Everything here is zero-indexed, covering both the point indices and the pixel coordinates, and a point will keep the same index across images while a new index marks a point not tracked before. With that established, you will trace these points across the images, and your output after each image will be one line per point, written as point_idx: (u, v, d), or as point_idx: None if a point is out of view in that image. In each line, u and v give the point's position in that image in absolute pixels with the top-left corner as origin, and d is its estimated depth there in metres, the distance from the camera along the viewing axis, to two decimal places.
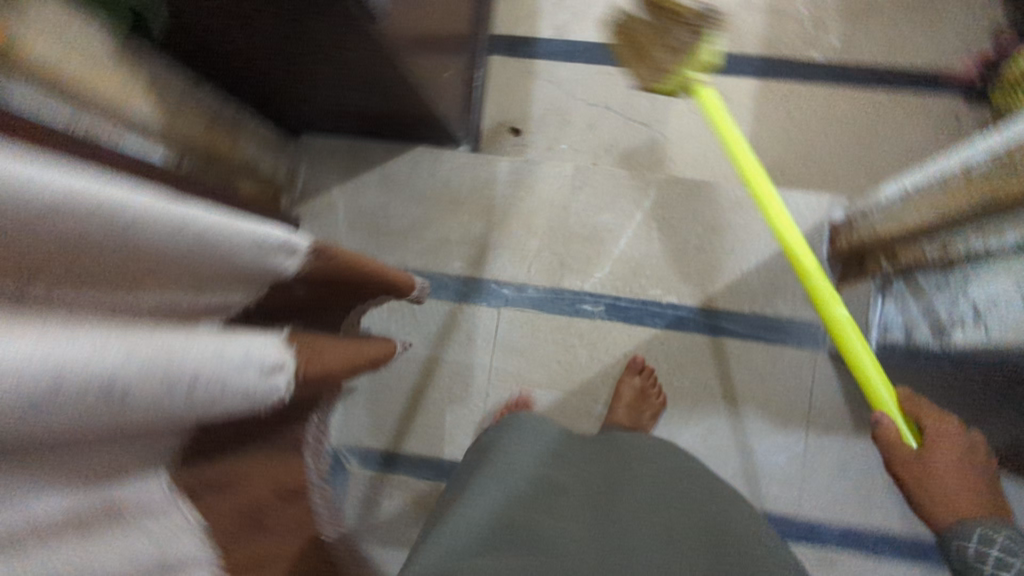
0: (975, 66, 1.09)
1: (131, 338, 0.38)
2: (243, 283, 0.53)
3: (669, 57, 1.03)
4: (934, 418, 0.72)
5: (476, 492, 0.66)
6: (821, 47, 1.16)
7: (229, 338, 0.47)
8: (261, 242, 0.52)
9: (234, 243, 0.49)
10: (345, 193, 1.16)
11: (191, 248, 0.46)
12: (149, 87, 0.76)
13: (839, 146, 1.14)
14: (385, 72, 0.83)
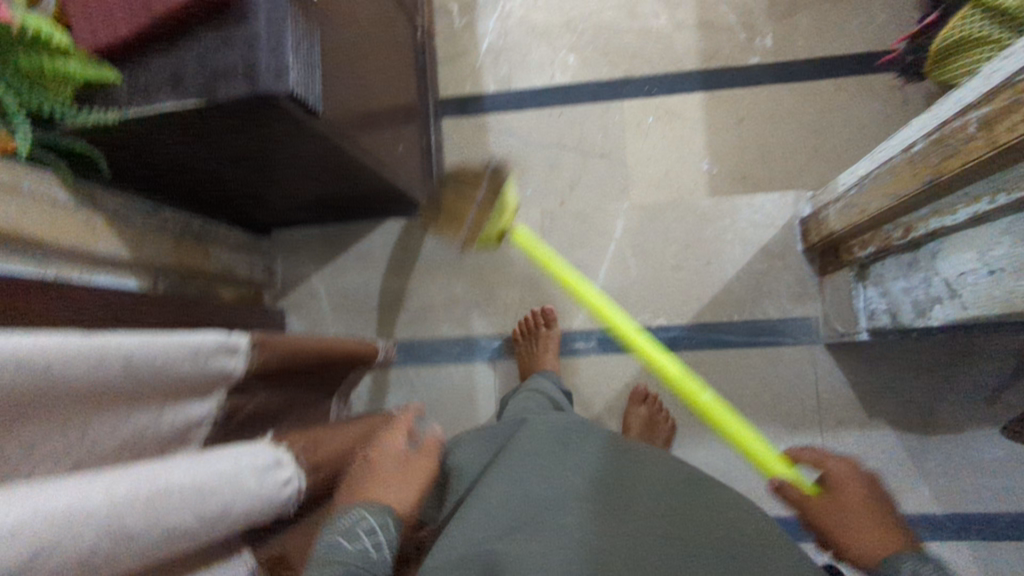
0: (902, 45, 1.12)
1: (128, 476, 0.45)
2: (205, 392, 0.60)
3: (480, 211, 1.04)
4: (834, 459, 0.70)
5: (493, 485, 0.70)
6: (757, 50, 1.19)
7: (212, 456, 0.54)
8: (212, 355, 0.59)
9: (194, 364, 0.57)
10: (324, 279, 1.18)
11: (158, 375, 0.53)
12: (111, 222, 0.80)
13: (793, 141, 1.16)
14: (338, 156, 0.86)
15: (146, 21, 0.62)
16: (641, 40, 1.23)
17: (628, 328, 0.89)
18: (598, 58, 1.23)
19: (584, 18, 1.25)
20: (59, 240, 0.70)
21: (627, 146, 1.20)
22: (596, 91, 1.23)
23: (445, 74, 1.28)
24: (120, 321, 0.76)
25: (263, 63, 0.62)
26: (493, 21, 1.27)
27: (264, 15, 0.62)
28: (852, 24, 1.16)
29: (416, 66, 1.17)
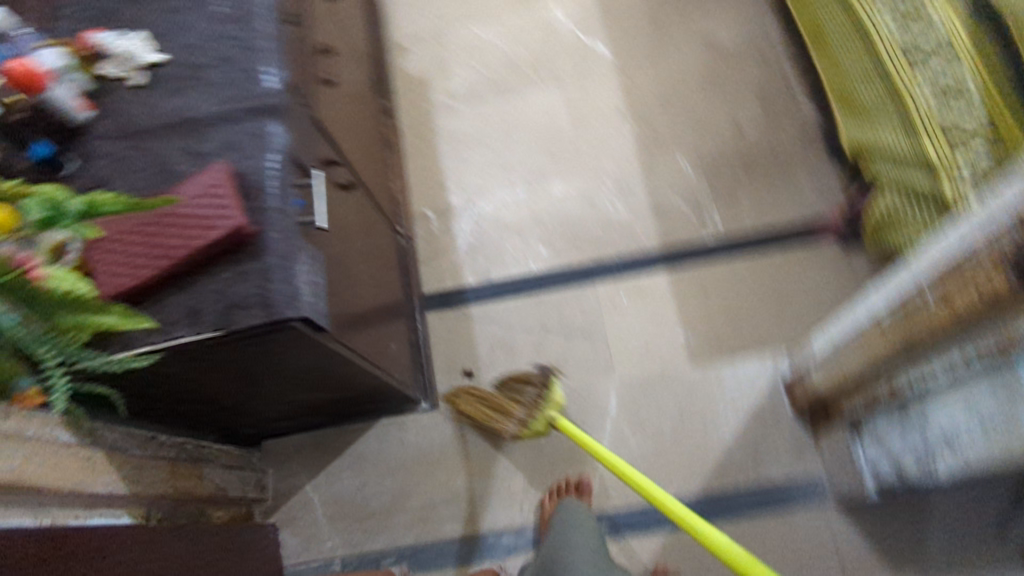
0: (837, 218, 1.27)
1: None
2: None
3: (530, 400, 1.07)
4: None
5: None
6: (709, 228, 1.32)
7: None
8: None
9: None
10: (318, 488, 1.14)
11: None
12: (110, 457, 0.79)
13: (758, 305, 1.25)
14: (339, 362, 0.88)
15: (168, 265, 0.66)
16: (604, 227, 1.36)
17: (656, 488, 0.90)
18: (569, 247, 1.35)
19: (551, 213, 1.38)
20: (61, 483, 0.69)
21: (607, 323, 1.27)
22: (570, 276, 1.33)
23: (427, 272, 1.36)
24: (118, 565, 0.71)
25: (278, 293, 0.67)
26: (467, 222, 1.40)
27: (277, 249, 0.68)
28: (786, 200, 1.33)
29: (401, 267, 1.26)
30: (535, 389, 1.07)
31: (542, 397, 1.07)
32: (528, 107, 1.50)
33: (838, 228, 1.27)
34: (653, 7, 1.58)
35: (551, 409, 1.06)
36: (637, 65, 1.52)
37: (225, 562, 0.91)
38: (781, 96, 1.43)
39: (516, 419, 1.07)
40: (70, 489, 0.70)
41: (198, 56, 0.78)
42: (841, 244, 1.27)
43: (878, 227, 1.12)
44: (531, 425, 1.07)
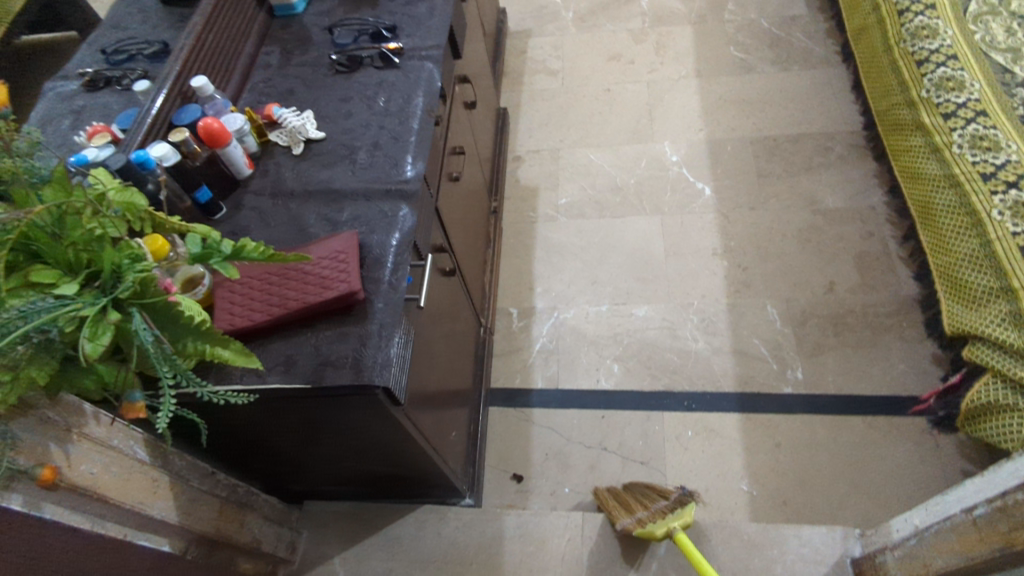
0: (931, 399, 1.20)
1: None
2: None
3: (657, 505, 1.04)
4: None
5: None
6: (789, 380, 1.29)
7: None
8: None
9: None
10: (346, 562, 1.12)
11: None
12: (172, 484, 0.80)
13: (832, 470, 1.18)
14: (402, 439, 0.89)
15: (282, 314, 0.72)
16: (681, 359, 1.36)
17: None
18: (642, 371, 1.35)
19: (629, 336, 1.41)
20: (124, 498, 0.70)
21: (668, 457, 1.24)
22: (638, 399, 1.32)
23: (500, 367, 1.41)
24: None
25: (370, 359, 0.70)
26: (546, 328, 1.45)
27: (379, 320, 0.73)
28: (877, 370, 1.28)
29: (476, 357, 1.29)
30: (668, 499, 1.04)
31: (670, 508, 1.03)
32: (625, 230, 1.59)
33: (930, 410, 1.20)
34: (762, 161, 1.64)
35: (673, 522, 1.01)
36: (738, 211, 1.56)
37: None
38: (879, 263, 1.42)
39: (636, 516, 1.04)
40: (129, 507, 0.71)
41: (354, 141, 0.91)
42: (932, 424, 1.18)
43: (972, 414, 1.01)
44: (645, 526, 1.02)
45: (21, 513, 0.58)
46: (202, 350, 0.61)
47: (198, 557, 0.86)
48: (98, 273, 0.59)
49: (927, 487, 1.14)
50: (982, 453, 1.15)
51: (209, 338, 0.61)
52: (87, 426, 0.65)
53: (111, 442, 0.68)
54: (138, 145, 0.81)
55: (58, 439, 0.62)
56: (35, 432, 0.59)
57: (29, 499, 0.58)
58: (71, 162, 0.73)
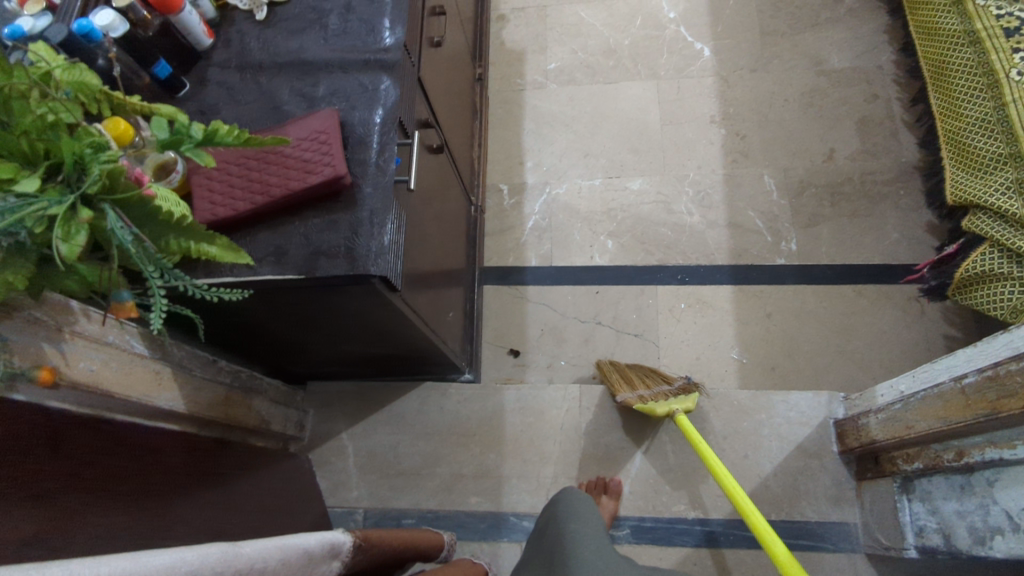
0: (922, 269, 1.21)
1: None
2: None
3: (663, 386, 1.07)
4: None
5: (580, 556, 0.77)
6: (783, 252, 1.30)
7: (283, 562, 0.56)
8: (301, 553, 0.59)
9: (272, 551, 0.55)
10: (355, 435, 1.17)
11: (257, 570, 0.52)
12: (176, 375, 0.79)
13: (819, 337, 1.22)
14: (403, 322, 0.89)
15: (265, 201, 0.68)
16: (675, 233, 1.35)
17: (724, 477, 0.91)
18: (635, 246, 1.36)
19: (622, 212, 1.39)
20: (128, 392, 0.69)
21: (661, 330, 1.27)
22: (631, 275, 1.33)
23: (492, 245, 1.41)
24: (175, 469, 0.75)
25: (363, 248, 0.68)
26: (539, 205, 1.43)
27: (370, 205, 0.69)
28: (872, 239, 1.27)
29: (467, 237, 1.27)
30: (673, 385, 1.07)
31: (673, 391, 1.06)
32: (618, 97, 1.51)
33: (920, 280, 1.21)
34: (766, 17, 1.53)
35: (677, 404, 1.03)
36: (738, 74, 1.48)
37: (266, 488, 0.94)
38: (882, 127, 1.36)
39: (638, 392, 1.07)
40: (136, 400, 0.71)
41: (324, 3, 0.82)
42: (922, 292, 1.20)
43: (964, 283, 1.02)
44: (645, 403, 1.05)
45: (33, 411, 0.58)
46: (185, 247, 0.57)
47: (212, 438, 0.88)
48: (59, 165, 0.54)
49: (911, 350, 1.18)
50: (966, 318, 1.19)
51: (191, 235, 0.57)
52: (75, 325, 0.63)
53: (104, 339, 0.67)
54: (78, 12, 0.72)
55: (49, 338, 0.60)
56: (25, 333, 0.57)
57: (36, 397, 0.58)
58: (5, 34, 0.66)
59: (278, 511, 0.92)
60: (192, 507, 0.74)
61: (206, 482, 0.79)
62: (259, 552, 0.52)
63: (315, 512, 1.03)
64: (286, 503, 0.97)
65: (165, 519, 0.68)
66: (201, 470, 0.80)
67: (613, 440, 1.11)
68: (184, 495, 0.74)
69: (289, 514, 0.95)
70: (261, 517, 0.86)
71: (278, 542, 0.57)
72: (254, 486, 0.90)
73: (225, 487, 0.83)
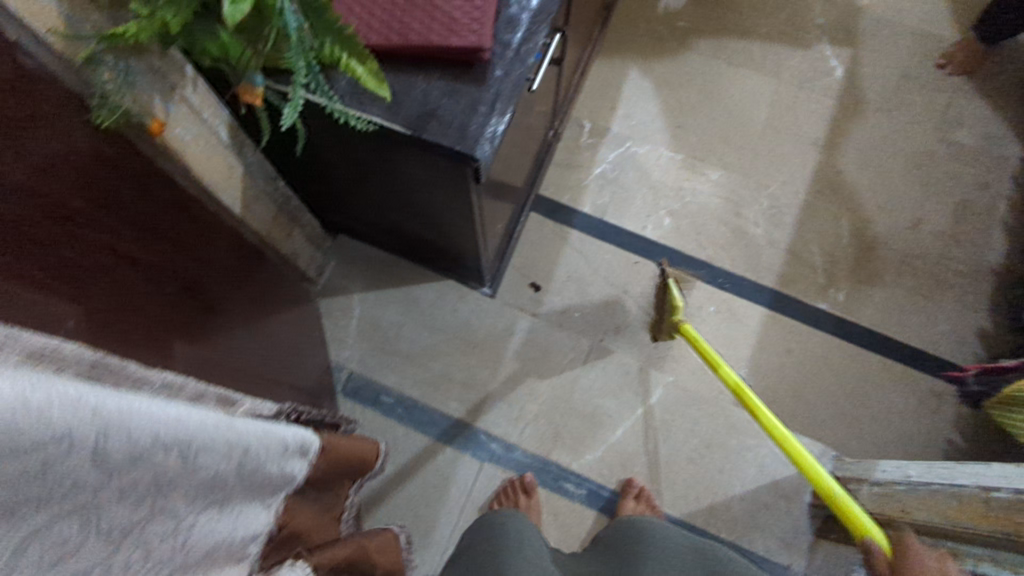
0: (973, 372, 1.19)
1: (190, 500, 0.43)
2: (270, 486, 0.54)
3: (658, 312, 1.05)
4: None
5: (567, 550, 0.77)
6: (829, 298, 1.28)
7: (269, 427, 0.53)
8: (287, 445, 0.55)
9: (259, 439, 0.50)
10: (364, 303, 1.15)
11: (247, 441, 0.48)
12: (243, 177, 0.76)
13: (829, 390, 1.22)
14: (464, 215, 0.87)
15: (400, 46, 0.66)
16: (735, 237, 1.32)
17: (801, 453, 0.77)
18: (690, 233, 1.32)
19: (692, 196, 1.35)
20: (205, 176, 0.67)
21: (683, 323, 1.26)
22: (677, 258, 1.30)
23: (555, 176, 1.36)
24: (231, 262, 0.74)
25: (472, 128, 0.66)
26: (614, 154, 1.38)
27: (496, 89, 0.67)
28: (916, 320, 1.26)
29: (536, 160, 1.24)
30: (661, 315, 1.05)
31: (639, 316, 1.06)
32: (735, 82, 1.43)
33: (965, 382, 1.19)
34: (912, 61, 1.44)
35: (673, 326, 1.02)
36: (861, 108, 1.41)
37: (288, 315, 0.94)
38: (977, 219, 1.32)
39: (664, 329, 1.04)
40: (207, 186, 0.68)
41: None
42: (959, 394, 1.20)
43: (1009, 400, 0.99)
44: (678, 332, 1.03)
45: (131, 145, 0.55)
46: (337, 57, 0.56)
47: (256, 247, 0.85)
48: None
49: (909, 436, 1.19)
50: (974, 429, 1.19)
51: (349, 47, 0.55)
52: (186, 90, 0.60)
53: (203, 114, 0.64)
54: None
55: (163, 94, 0.56)
56: (147, 80, 0.54)
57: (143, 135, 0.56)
58: None
59: (290, 340, 0.92)
60: (232, 297, 0.72)
61: (248, 288, 0.78)
62: (251, 430, 0.49)
63: (318, 360, 1.02)
64: (300, 339, 0.96)
65: (215, 305, 0.67)
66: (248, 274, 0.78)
67: (605, 405, 1.10)
68: (231, 286, 0.73)
69: (299, 346, 0.95)
70: (276, 340, 0.86)
71: (268, 426, 0.52)
72: (278, 305, 0.89)
73: (259, 300, 0.82)
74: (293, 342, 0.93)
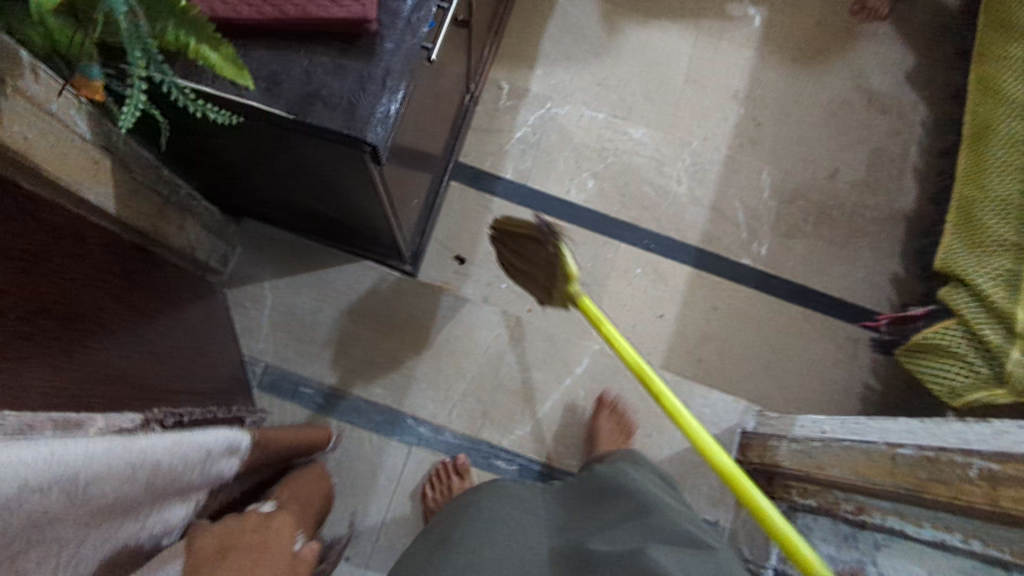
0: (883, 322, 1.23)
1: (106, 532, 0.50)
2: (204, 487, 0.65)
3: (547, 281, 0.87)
4: None
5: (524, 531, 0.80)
6: (751, 253, 1.29)
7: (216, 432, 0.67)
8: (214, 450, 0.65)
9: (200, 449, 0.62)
10: (277, 290, 1.08)
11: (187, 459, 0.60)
12: (113, 170, 0.69)
13: (752, 345, 1.24)
14: (371, 195, 0.82)
15: (276, 20, 0.60)
16: (658, 196, 1.31)
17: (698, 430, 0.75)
18: (613, 195, 1.30)
19: (615, 156, 1.32)
20: (63, 174, 0.60)
21: (610, 285, 1.26)
22: (601, 222, 1.29)
23: (474, 142, 1.31)
24: (106, 268, 0.67)
25: (364, 109, 0.61)
26: (534, 116, 1.33)
27: (387, 65, 0.62)
28: (833, 270, 1.29)
29: (452, 127, 1.18)
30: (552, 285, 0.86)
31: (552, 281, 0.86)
32: (654, 35, 1.40)
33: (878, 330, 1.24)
34: (829, 8, 1.43)
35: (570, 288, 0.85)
36: (779, 59, 1.40)
37: (190, 314, 0.87)
38: (890, 168, 1.35)
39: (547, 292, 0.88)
40: (70, 185, 0.62)
41: None
42: (874, 342, 1.24)
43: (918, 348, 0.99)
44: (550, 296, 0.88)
45: None
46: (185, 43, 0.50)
47: (141, 246, 0.78)
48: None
49: (827, 384, 1.23)
50: (889, 373, 1.24)
51: (196, 30, 0.49)
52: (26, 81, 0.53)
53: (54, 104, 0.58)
54: None
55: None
56: None
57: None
58: None
59: (194, 343, 0.86)
60: (110, 309, 0.67)
61: (134, 296, 0.72)
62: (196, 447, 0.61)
63: (229, 356, 0.97)
64: (206, 340, 0.90)
65: (88, 321, 0.62)
66: (131, 280, 0.72)
67: (533, 378, 1.09)
68: (109, 298, 0.67)
69: (205, 348, 0.89)
70: (176, 345, 0.80)
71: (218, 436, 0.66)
72: (176, 307, 0.83)
73: (150, 306, 0.76)
74: (198, 344, 0.87)
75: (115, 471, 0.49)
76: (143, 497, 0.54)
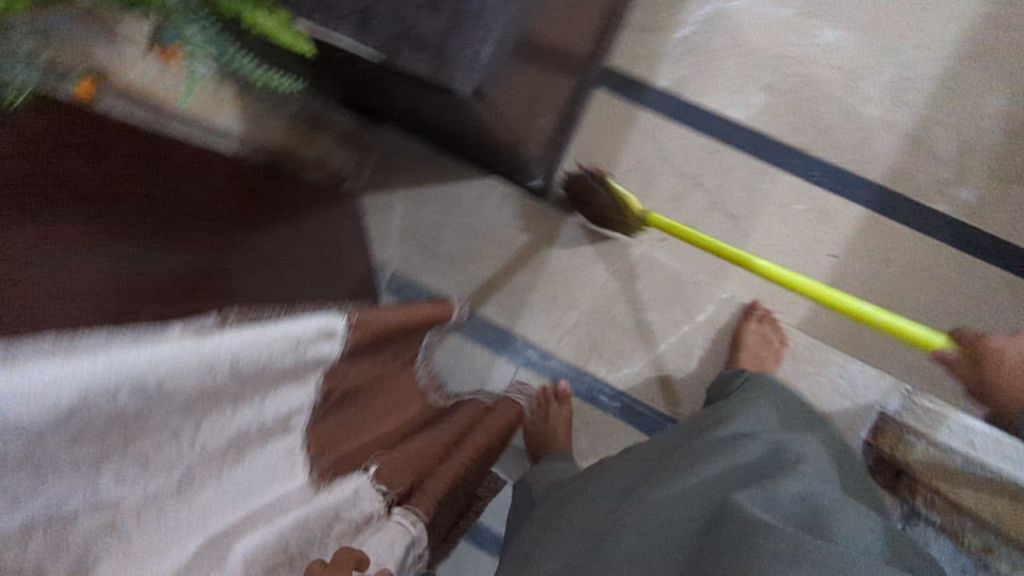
0: None
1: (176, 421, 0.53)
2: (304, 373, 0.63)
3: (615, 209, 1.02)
4: None
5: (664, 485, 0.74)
6: (950, 198, 1.06)
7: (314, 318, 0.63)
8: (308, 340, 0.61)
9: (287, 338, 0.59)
10: (408, 200, 1.12)
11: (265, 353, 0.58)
12: (236, 95, 0.75)
13: (921, 307, 1.07)
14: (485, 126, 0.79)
15: None
16: (844, 118, 1.09)
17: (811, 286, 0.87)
18: (786, 113, 1.11)
19: (797, 66, 1.10)
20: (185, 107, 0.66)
21: (761, 222, 1.11)
22: (764, 147, 1.12)
23: (630, 41, 1.14)
24: (223, 185, 0.75)
25: (455, 59, 0.58)
26: (706, 9, 1.12)
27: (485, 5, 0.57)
28: None
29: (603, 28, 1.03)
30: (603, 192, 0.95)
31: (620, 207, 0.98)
32: None
33: None
34: None
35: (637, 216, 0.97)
36: None
37: (318, 223, 0.95)
38: None
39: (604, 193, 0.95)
40: (194, 116, 0.69)
41: None
42: None
43: None
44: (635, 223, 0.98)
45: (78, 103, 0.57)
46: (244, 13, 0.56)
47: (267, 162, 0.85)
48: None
49: None
50: None
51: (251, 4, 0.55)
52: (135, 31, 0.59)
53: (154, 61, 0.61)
54: None
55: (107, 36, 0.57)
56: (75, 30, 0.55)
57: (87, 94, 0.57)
58: None
59: (319, 250, 0.94)
60: (224, 220, 0.75)
61: (252, 206, 0.80)
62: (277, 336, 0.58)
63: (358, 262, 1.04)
64: (336, 246, 0.98)
65: (197, 234, 0.70)
66: (247, 191, 0.80)
67: (651, 319, 1.04)
68: (222, 212, 0.75)
69: (332, 256, 0.97)
70: (301, 254, 0.88)
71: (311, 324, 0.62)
72: (303, 218, 0.91)
73: (272, 218, 0.84)
74: (324, 251, 0.95)
75: (158, 371, 0.49)
76: (221, 387, 0.55)
